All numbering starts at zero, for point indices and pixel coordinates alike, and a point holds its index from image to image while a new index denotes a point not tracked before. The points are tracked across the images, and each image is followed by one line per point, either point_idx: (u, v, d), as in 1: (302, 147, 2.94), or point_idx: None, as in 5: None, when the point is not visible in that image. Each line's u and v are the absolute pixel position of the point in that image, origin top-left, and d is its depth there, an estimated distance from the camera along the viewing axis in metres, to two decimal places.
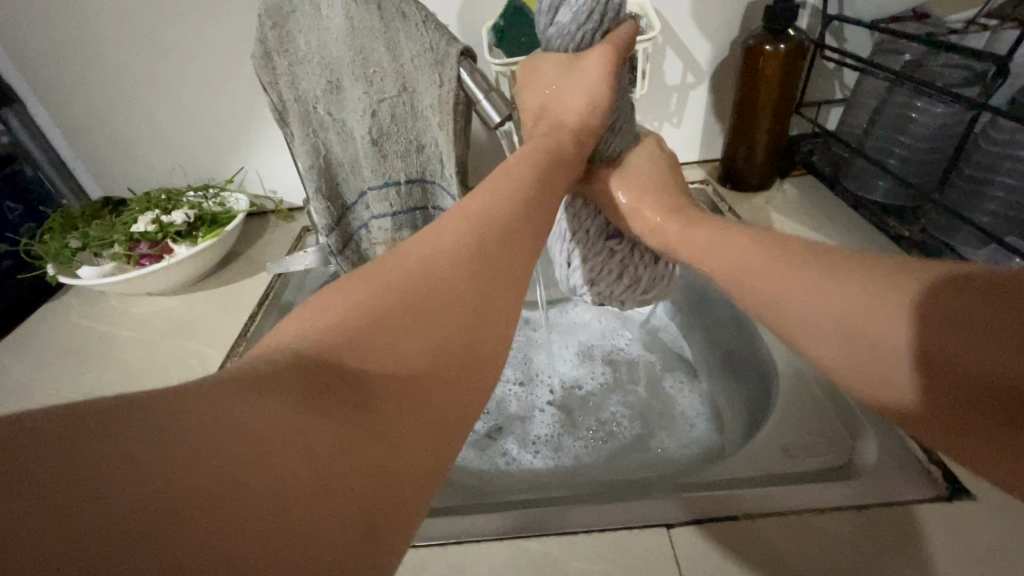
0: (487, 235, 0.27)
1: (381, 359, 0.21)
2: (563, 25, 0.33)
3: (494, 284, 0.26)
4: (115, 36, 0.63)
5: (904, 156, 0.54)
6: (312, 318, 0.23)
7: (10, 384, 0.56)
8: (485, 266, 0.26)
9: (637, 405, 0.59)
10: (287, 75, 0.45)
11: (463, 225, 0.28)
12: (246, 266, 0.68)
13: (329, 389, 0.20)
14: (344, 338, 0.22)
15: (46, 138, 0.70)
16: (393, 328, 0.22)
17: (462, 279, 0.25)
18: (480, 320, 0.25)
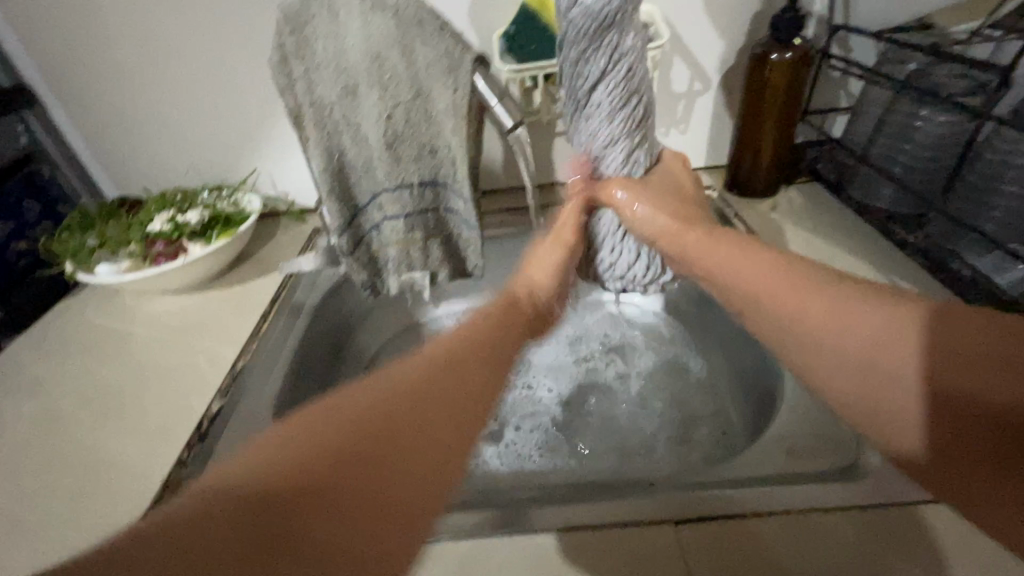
0: (456, 366, 0.30)
1: (345, 497, 0.23)
2: (587, 3, 0.32)
3: (442, 410, 0.27)
4: (135, 41, 0.64)
5: (907, 164, 0.55)
6: (286, 442, 0.24)
7: (29, 379, 0.57)
8: (455, 399, 0.28)
9: (641, 404, 0.60)
10: (304, 80, 0.46)
11: (436, 354, 0.30)
12: (258, 266, 0.69)
13: (284, 542, 0.21)
14: (310, 473, 0.23)
15: (65, 140, 0.72)
16: (359, 462, 0.24)
17: (412, 413, 0.27)
18: (443, 442, 0.26)
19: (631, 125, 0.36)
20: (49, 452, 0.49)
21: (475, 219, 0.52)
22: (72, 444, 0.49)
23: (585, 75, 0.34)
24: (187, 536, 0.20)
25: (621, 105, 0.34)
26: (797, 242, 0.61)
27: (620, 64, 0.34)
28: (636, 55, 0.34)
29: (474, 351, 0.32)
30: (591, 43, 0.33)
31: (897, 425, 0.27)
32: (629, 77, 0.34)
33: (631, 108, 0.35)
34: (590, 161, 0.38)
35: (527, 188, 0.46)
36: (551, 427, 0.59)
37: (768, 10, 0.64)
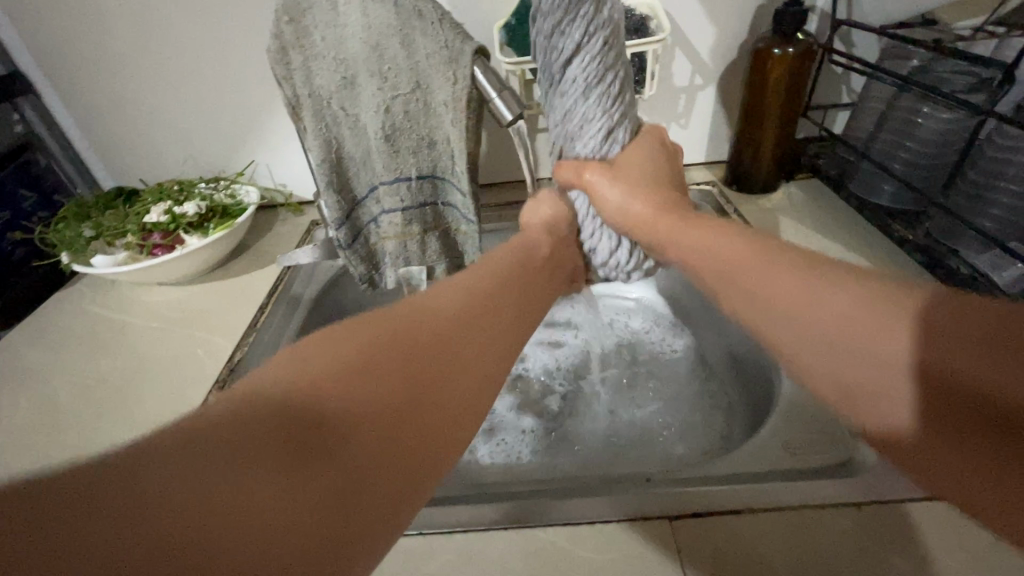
0: (471, 302, 0.31)
1: (367, 408, 0.23)
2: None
3: (465, 342, 0.28)
4: (130, 29, 0.64)
5: (908, 161, 0.54)
6: (304, 359, 0.24)
7: (25, 370, 0.57)
8: (474, 329, 0.29)
9: (635, 399, 0.60)
10: (303, 71, 0.46)
11: (452, 292, 0.31)
12: (256, 258, 0.69)
13: (305, 446, 0.21)
14: (331, 383, 0.23)
15: (61, 129, 0.71)
16: (379, 378, 0.24)
17: (436, 342, 0.27)
18: (460, 369, 0.27)
19: (607, 102, 0.34)
20: (45, 443, 0.48)
21: (474, 213, 0.52)
22: (69, 435, 0.49)
23: (558, 50, 0.32)
24: (235, 434, 0.20)
25: (596, 81, 0.33)
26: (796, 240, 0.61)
27: (595, 37, 0.32)
28: (611, 28, 0.33)
29: (491, 294, 0.32)
30: (564, 14, 0.31)
31: (872, 389, 0.25)
32: (604, 51, 0.33)
33: (606, 84, 0.34)
34: (568, 140, 0.36)
35: (528, 183, 0.46)
36: (548, 424, 0.58)
37: (771, 4, 0.63)
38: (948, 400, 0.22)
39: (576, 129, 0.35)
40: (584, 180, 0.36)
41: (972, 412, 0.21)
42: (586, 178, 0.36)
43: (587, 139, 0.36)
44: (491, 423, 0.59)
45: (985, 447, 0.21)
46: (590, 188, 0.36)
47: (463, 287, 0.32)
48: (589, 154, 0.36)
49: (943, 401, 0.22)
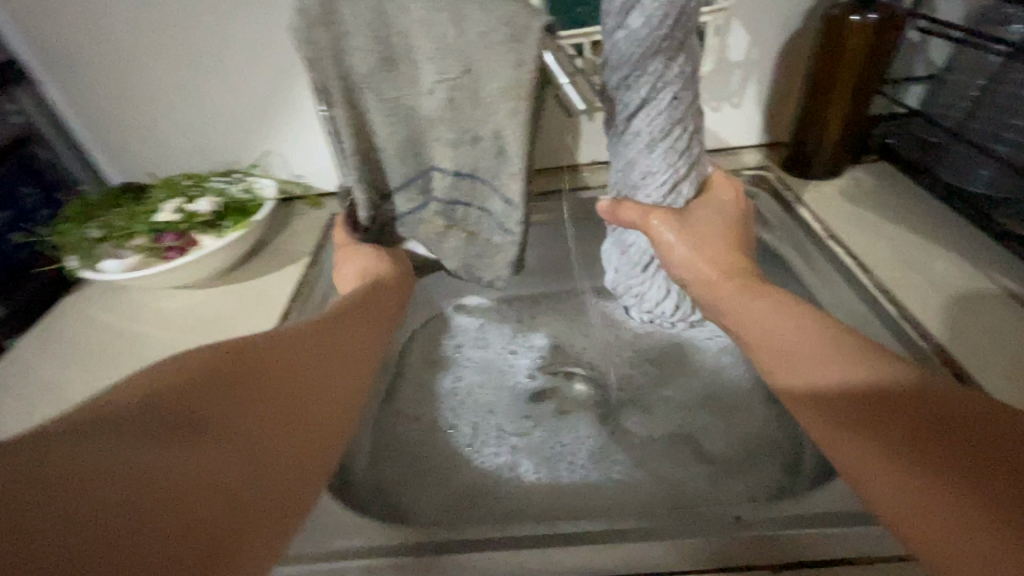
0: (327, 350, 0.39)
1: (233, 422, 0.29)
2: (633, 31, 0.35)
3: (291, 407, 0.33)
4: (134, 8, 0.58)
5: (1015, 142, 0.48)
6: (200, 373, 0.31)
7: (32, 385, 0.53)
8: (326, 365, 0.38)
9: (691, 416, 0.54)
10: (330, 50, 0.40)
11: (355, 334, 0.42)
12: (274, 258, 0.64)
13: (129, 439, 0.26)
14: (213, 396, 0.30)
15: (61, 121, 0.66)
16: (252, 403, 0.31)
17: (310, 362, 0.37)
18: (309, 404, 0.34)
19: (671, 155, 0.40)
20: None
21: (520, 226, 0.46)
22: None
23: (626, 102, 0.39)
24: (103, 443, 0.25)
25: (660, 133, 0.39)
26: (869, 232, 0.55)
27: (663, 92, 0.38)
28: (679, 85, 0.38)
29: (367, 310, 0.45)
30: (634, 72, 0.37)
31: (884, 427, 0.29)
32: (670, 107, 0.38)
33: (672, 139, 0.39)
34: (631, 187, 0.43)
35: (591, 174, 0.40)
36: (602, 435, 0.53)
37: None
38: (945, 439, 0.27)
39: (640, 177, 0.41)
40: (649, 223, 0.42)
41: (970, 443, 0.26)
42: (650, 220, 0.42)
43: (651, 190, 0.42)
44: (532, 438, 0.54)
45: (967, 480, 0.25)
46: (654, 233, 0.42)
47: (329, 329, 0.41)
48: (653, 203, 0.42)
49: (943, 447, 0.26)
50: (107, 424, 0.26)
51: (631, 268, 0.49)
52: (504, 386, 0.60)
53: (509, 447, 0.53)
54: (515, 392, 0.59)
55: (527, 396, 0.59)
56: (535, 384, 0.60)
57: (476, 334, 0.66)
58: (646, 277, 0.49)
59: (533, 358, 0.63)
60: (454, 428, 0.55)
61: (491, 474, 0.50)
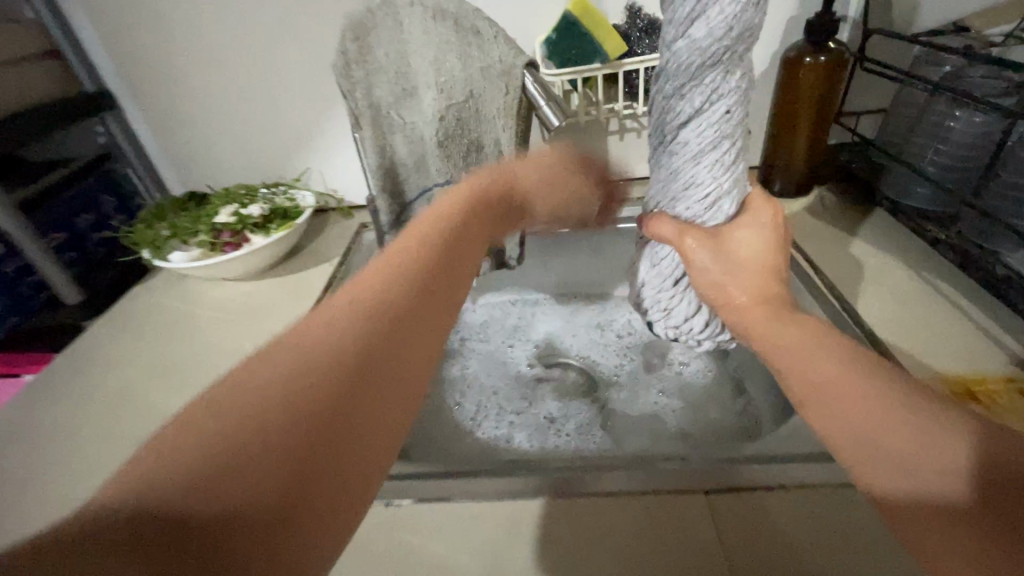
0: (403, 295, 0.28)
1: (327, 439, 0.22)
2: (693, 39, 0.32)
3: (400, 388, 0.25)
4: (206, 49, 0.70)
5: (940, 164, 0.55)
6: (266, 370, 0.23)
7: (108, 354, 0.63)
8: (415, 316, 0.28)
9: (668, 400, 0.61)
10: (364, 83, 0.50)
11: (397, 267, 0.30)
12: (310, 258, 0.74)
13: (189, 526, 0.17)
14: (278, 404, 0.21)
15: (139, 140, 0.79)
16: (348, 402, 0.23)
17: (399, 334, 0.27)
18: (405, 370, 0.26)
19: (718, 170, 0.36)
20: (123, 417, 0.54)
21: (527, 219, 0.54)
22: (144, 410, 0.54)
23: (676, 112, 0.35)
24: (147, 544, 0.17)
25: (710, 149, 0.35)
26: (826, 241, 0.63)
27: (717, 104, 0.34)
28: (736, 97, 0.34)
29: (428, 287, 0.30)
30: (689, 81, 0.33)
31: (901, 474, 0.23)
32: (724, 120, 0.34)
33: (721, 152, 0.36)
34: (669, 199, 0.39)
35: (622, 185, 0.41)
36: (589, 414, 0.60)
37: (802, 15, 0.66)
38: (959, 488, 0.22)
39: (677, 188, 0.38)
40: (683, 243, 0.38)
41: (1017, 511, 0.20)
42: (684, 241, 0.38)
43: (692, 203, 0.38)
44: (527, 415, 0.61)
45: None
46: (686, 252, 0.38)
47: (391, 275, 0.29)
48: (691, 218, 0.38)
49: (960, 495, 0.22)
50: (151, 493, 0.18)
51: (660, 282, 0.43)
52: (507, 373, 0.68)
53: (507, 421, 0.61)
54: (515, 377, 0.68)
55: (528, 382, 0.67)
56: (531, 371, 0.69)
57: (480, 330, 0.74)
58: (678, 294, 0.43)
59: (529, 349, 0.72)
60: (461, 407, 0.63)
61: (488, 441, 0.58)
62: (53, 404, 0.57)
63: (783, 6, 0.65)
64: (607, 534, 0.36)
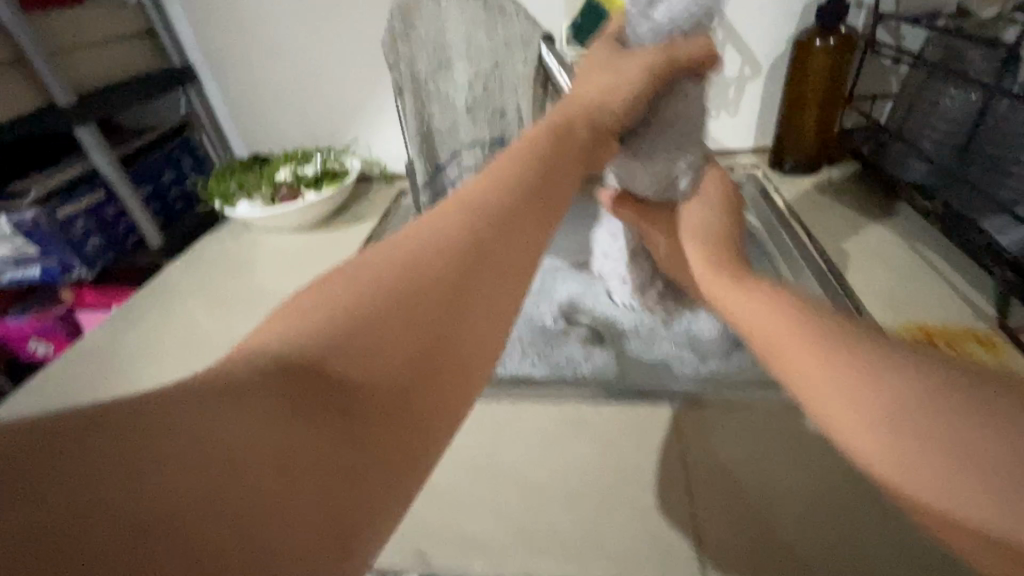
0: (476, 230, 0.27)
1: (369, 367, 0.22)
2: (656, 20, 0.40)
3: (455, 328, 0.25)
4: (276, 29, 0.81)
5: (935, 139, 0.57)
6: (329, 296, 0.24)
7: (186, 287, 0.75)
8: (487, 254, 0.27)
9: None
10: (406, 56, 0.59)
11: (480, 207, 0.29)
12: (354, 216, 0.84)
13: (229, 417, 0.19)
14: (332, 330, 0.23)
15: (212, 109, 0.89)
16: (391, 333, 0.23)
17: (463, 272, 0.26)
18: (464, 310, 0.25)
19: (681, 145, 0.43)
20: (200, 335, 0.65)
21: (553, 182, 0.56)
22: (217, 331, 0.65)
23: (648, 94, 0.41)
24: (192, 425, 0.18)
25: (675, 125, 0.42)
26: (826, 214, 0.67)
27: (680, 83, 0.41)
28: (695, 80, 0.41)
29: (524, 201, 0.30)
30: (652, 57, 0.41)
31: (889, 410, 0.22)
32: (687, 95, 0.41)
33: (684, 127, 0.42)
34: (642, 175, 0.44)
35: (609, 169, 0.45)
36: None
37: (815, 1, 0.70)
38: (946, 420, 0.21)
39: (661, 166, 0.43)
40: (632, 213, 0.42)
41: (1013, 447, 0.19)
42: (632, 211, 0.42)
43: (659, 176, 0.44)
44: None
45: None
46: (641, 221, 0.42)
47: (471, 211, 0.29)
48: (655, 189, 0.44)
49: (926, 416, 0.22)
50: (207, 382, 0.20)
51: None
52: None
53: None
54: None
55: None
56: None
57: None
58: None
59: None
60: None
61: None
62: (143, 322, 0.69)
63: None
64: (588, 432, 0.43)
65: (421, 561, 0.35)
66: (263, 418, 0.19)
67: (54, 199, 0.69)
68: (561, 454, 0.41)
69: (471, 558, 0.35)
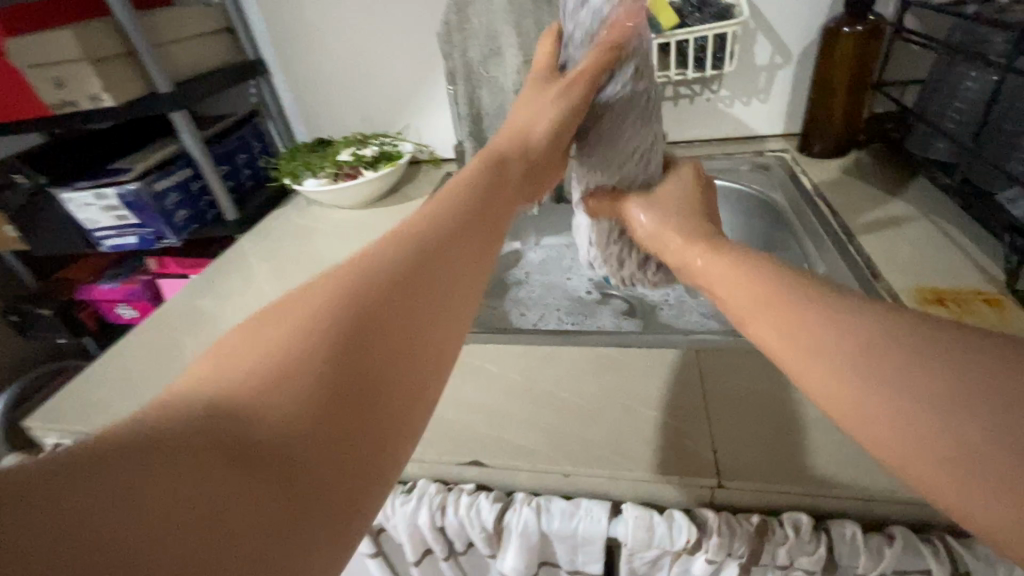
0: (411, 252, 0.30)
1: (298, 402, 0.22)
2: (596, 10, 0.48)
3: (391, 355, 0.25)
4: (338, 26, 0.89)
5: (958, 119, 0.61)
6: (266, 332, 0.25)
7: (261, 253, 0.84)
8: (420, 273, 0.29)
9: (706, 316, 0.69)
10: (460, 47, 0.66)
11: (408, 233, 0.31)
12: (405, 196, 0.92)
13: (148, 471, 0.19)
14: (265, 371, 0.23)
15: (280, 99, 0.99)
16: (326, 363, 0.24)
17: (401, 296, 0.27)
18: (402, 336, 0.26)
19: (643, 134, 0.50)
20: (286, 292, 0.74)
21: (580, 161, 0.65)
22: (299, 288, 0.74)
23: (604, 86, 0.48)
24: (111, 480, 0.18)
25: (635, 121, 0.49)
26: (850, 194, 0.70)
27: (630, 72, 0.48)
28: (643, 65, 0.48)
29: (457, 230, 0.33)
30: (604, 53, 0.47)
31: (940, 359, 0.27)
32: (637, 89, 0.48)
33: (642, 119, 0.49)
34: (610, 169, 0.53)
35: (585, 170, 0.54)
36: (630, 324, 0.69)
37: None
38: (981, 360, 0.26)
39: (606, 164, 0.52)
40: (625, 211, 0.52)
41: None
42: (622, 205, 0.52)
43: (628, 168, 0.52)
44: (581, 322, 0.71)
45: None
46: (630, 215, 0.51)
47: (409, 233, 0.31)
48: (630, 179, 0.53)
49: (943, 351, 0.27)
50: (130, 434, 0.20)
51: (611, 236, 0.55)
52: (563, 295, 0.77)
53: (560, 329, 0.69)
54: (576, 300, 0.76)
55: (584, 302, 0.75)
56: (587, 295, 0.77)
57: (540, 267, 0.84)
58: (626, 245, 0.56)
59: (585, 279, 0.80)
60: (525, 316, 0.73)
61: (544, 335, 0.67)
62: (226, 282, 0.78)
63: None
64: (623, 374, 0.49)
65: (478, 467, 0.42)
66: (186, 469, 0.19)
67: (152, 176, 0.80)
68: (597, 385, 0.47)
69: (521, 465, 0.41)
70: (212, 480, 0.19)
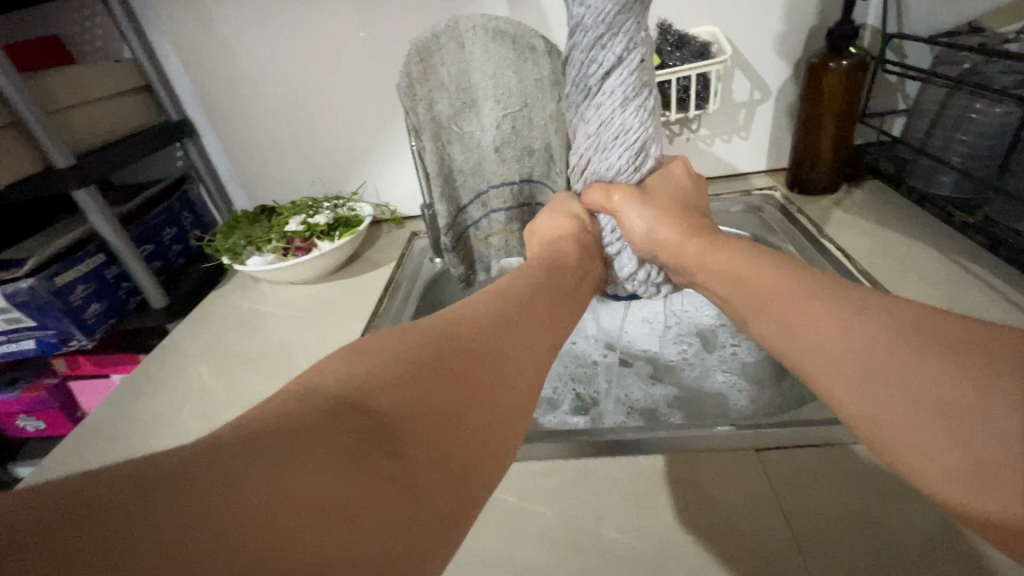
0: (470, 323, 0.32)
1: (362, 439, 0.22)
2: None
3: (446, 402, 0.26)
4: (277, 79, 0.78)
5: (964, 154, 0.59)
6: (340, 371, 0.26)
7: (196, 347, 0.70)
8: (473, 337, 0.31)
9: (735, 378, 0.61)
10: (426, 100, 0.57)
11: (461, 309, 0.34)
12: (368, 264, 0.81)
13: (207, 480, 0.18)
14: (340, 403, 0.24)
15: (212, 162, 0.87)
16: (389, 406, 0.24)
17: (456, 358, 0.29)
18: (459, 389, 0.27)
19: (643, 116, 0.42)
20: (226, 400, 0.59)
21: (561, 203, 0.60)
22: (244, 393, 0.60)
23: (599, 64, 0.39)
24: (173, 497, 0.17)
25: (632, 96, 0.41)
26: (855, 232, 0.66)
27: (633, 52, 0.39)
28: (645, 48, 0.40)
29: (508, 314, 0.35)
30: (607, 32, 0.38)
31: None
32: (640, 68, 0.40)
33: (642, 98, 0.41)
34: (600, 152, 0.45)
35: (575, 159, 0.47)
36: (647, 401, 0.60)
37: (823, 24, 0.71)
38: None
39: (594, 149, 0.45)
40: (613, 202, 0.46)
41: None
42: (614, 201, 0.46)
43: (617, 159, 0.45)
44: (590, 402, 0.61)
45: None
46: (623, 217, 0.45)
47: (462, 309, 0.34)
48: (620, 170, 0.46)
49: None
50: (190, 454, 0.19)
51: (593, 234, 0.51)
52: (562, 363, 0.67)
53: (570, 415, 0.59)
54: (585, 368, 0.67)
55: (588, 369, 0.66)
56: (585, 361, 0.68)
57: None
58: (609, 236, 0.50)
59: (582, 340, 0.70)
60: None
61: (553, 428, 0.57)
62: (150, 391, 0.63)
63: (807, 16, 0.70)
64: (670, 488, 0.40)
65: None
66: (242, 481, 0.19)
67: (52, 268, 0.65)
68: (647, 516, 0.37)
69: None
70: (272, 489, 0.19)
